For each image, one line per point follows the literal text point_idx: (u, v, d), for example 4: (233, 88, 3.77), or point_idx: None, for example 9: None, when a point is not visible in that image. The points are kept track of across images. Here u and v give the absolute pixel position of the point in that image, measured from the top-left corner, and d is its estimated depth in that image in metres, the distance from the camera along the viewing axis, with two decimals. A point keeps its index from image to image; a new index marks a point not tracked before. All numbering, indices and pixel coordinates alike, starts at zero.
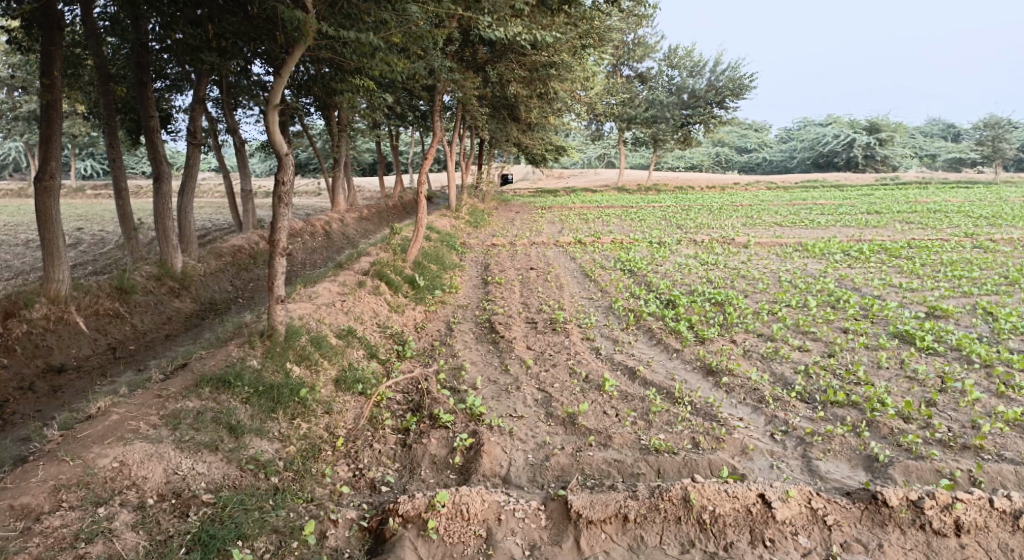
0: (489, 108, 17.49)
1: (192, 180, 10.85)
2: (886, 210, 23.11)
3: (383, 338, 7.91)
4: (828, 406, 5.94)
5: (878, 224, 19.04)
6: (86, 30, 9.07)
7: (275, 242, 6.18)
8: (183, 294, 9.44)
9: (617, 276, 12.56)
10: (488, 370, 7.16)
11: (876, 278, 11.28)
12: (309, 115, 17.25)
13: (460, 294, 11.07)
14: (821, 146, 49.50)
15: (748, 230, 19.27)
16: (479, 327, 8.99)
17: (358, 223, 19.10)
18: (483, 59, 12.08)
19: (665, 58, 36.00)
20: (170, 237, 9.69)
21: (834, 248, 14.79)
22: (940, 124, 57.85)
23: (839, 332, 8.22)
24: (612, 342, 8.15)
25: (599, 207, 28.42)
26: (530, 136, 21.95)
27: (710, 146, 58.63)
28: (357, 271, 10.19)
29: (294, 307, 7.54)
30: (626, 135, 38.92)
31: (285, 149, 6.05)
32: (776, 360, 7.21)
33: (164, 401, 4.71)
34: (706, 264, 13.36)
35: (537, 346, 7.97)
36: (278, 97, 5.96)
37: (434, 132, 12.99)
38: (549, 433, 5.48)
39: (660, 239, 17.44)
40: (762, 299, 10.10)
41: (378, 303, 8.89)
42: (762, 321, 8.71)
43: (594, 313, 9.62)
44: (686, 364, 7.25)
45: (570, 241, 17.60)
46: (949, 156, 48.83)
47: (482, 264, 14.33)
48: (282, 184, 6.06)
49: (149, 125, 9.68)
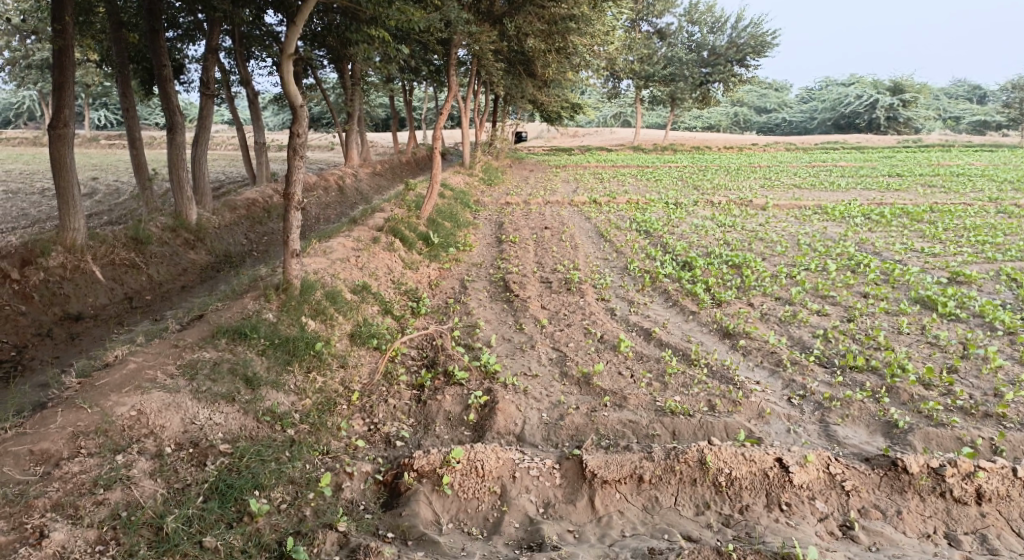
0: (504, 63, 17.02)
1: (206, 131, 10.70)
2: (907, 174, 22.49)
3: (397, 295, 7.87)
4: (847, 371, 5.84)
5: (899, 188, 18.57)
6: None
7: (290, 195, 6.08)
8: (198, 246, 9.43)
9: (632, 236, 12.38)
10: (502, 328, 7.11)
11: (897, 243, 11.02)
12: (322, 67, 16.90)
13: (473, 252, 10.98)
14: (844, 107, 48.07)
15: (765, 193, 18.88)
16: (493, 286, 8.92)
17: (371, 178, 18.92)
18: (500, 10, 11.68)
19: (687, 13, 34.76)
20: (185, 188, 9.61)
21: (854, 212, 14.47)
22: (968, 86, 55.91)
23: (858, 296, 8.07)
24: (627, 304, 8.06)
25: (614, 166, 27.97)
26: (546, 92, 21.46)
27: (729, 106, 57.21)
28: (371, 226, 10.11)
29: (309, 262, 7.51)
30: (643, 92, 37.98)
31: (299, 99, 5.88)
32: (794, 324, 7.09)
33: (181, 351, 4.71)
34: (723, 227, 13.12)
35: (552, 306, 7.90)
36: (293, 45, 5.76)
37: (449, 86, 12.67)
38: (564, 393, 5.46)
39: (676, 200, 17.16)
40: (780, 262, 9.92)
41: (392, 259, 8.83)
42: (780, 284, 8.56)
43: (609, 273, 9.52)
44: (702, 326, 7.17)
45: (584, 200, 17.37)
46: (976, 119, 47.31)
47: (496, 222, 14.18)
48: (297, 135, 5.92)
49: (162, 74, 9.49)
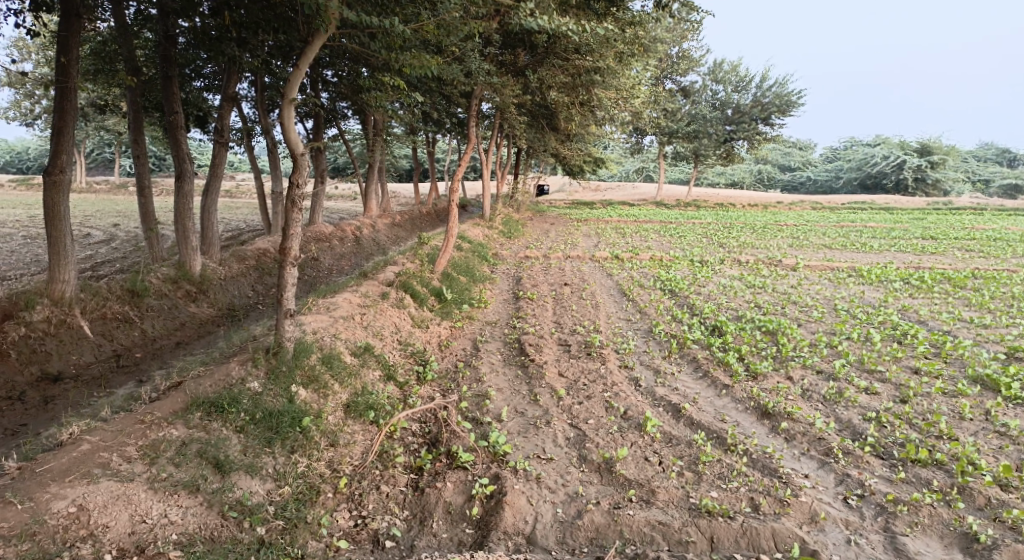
0: (527, 116, 16.97)
1: (218, 179, 10.50)
2: (941, 236, 21.71)
3: (403, 358, 7.33)
4: (908, 464, 5.03)
5: (935, 251, 17.77)
6: (115, 24, 8.82)
7: (287, 251, 5.64)
8: (200, 298, 9.11)
9: (657, 296, 11.76)
10: (515, 400, 6.48)
11: (944, 312, 10.21)
12: (345, 118, 16.95)
13: (488, 309, 10.44)
14: (870, 166, 47.56)
15: (795, 252, 18.18)
16: (508, 348, 8.32)
17: (389, 229, 18.69)
18: (524, 61, 11.59)
19: (710, 71, 34.99)
20: (190, 238, 9.35)
21: (892, 275, 13.70)
22: (996, 148, 55.09)
23: (909, 372, 7.27)
24: (653, 373, 7.39)
25: (636, 221, 27.60)
26: (569, 147, 21.27)
27: (752, 163, 57.12)
28: (381, 281, 9.65)
29: (309, 320, 7.05)
30: (666, 149, 37.96)
31: (301, 149, 5.51)
32: (840, 404, 6.33)
33: (147, 428, 4.28)
34: (753, 288, 12.43)
35: (570, 373, 7.26)
36: (295, 91, 5.43)
37: (468, 138, 12.34)
38: (582, 482, 4.78)
39: (701, 258, 16.57)
40: (818, 329, 9.19)
41: (401, 318, 8.32)
42: (822, 355, 7.83)
43: (632, 338, 8.86)
44: (738, 403, 6.44)
45: (606, 256, 16.86)
46: (1006, 182, 46.42)
47: (514, 277, 13.71)
48: (296, 186, 5.53)
49: (174, 122, 9.35)
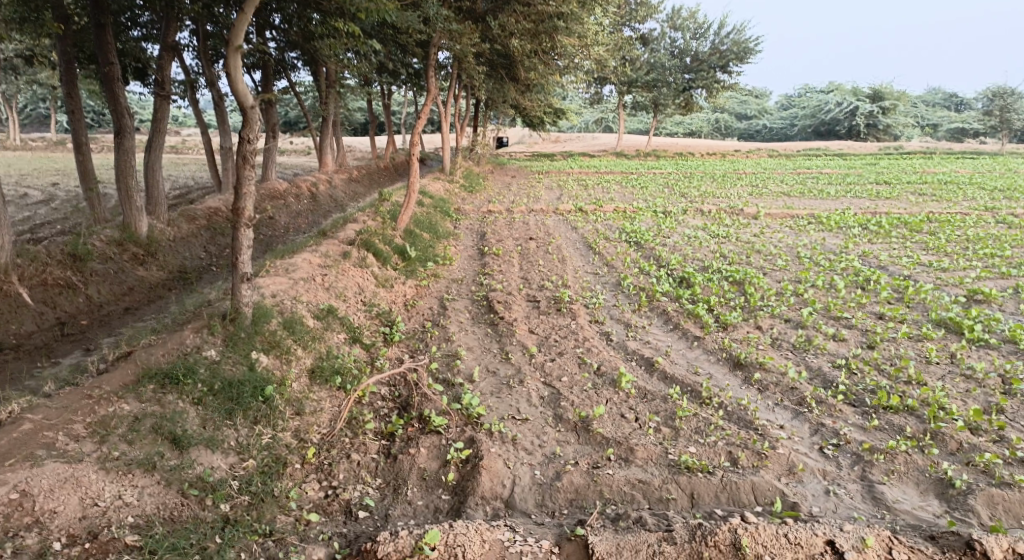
0: (485, 65, 16.36)
1: (162, 135, 9.75)
2: (894, 181, 22.15)
3: (368, 319, 7.04)
4: (880, 411, 5.12)
5: (890, 196, 18.12)
6: None
7: (240, 211, 5.21)
8: (149, 261, 8.55)
9: (623, 248, 11.65)
10: (487, 359, 6.32)
11: (902, 256, 10.39)
12: (295, 69, 15.97)
13: (454, 266, 10.17)
14: (824, 114, 48.16)
15: (755, 201, 18.30)
16: (476, 306, 8.11)
17: (346, 185, 18.01)
18: (482, 7, 11.04)
19: (670, 18, 34.36)
20: (134, 198, 8.70)
21: (850, 221, 13.91)
22: (943, 94, 56.34)
23: (874, 318, 7.38)
24: (624, 327, 7.31)
25: (599, 172, 27.37)
26: (530, 97, 20.69)
27: (711, 112, 57.15)
28: (341, 239, 9.24)
29: (266, 282, 6.67)
30: (626, 98, 37.48)
31: (250, 100, 5.01)
32: (810, 352, 6.38)
33: (96, 404, 3.93)
34: (716, 237, 12.44)
35: (541, 330, 7.12)
36: (241, 36, 4.87)
37: (428, 89, 11.74)
38: (559, 442, 4.69)
39: (664, 208, 16.53)
40: (783, 278, 9.25)
41: (364, 278, 7.99)
42: (788, 303, 7.88)
43: (602, 292, 8.75)
44: (710, 355, 6.42)
45: (570, 208, 16.66)
46: (952, 127, 47.65)
47: (478, 232, 13.40)
48: (247, 142, 5.07)
49: (109, 73, 8.54)
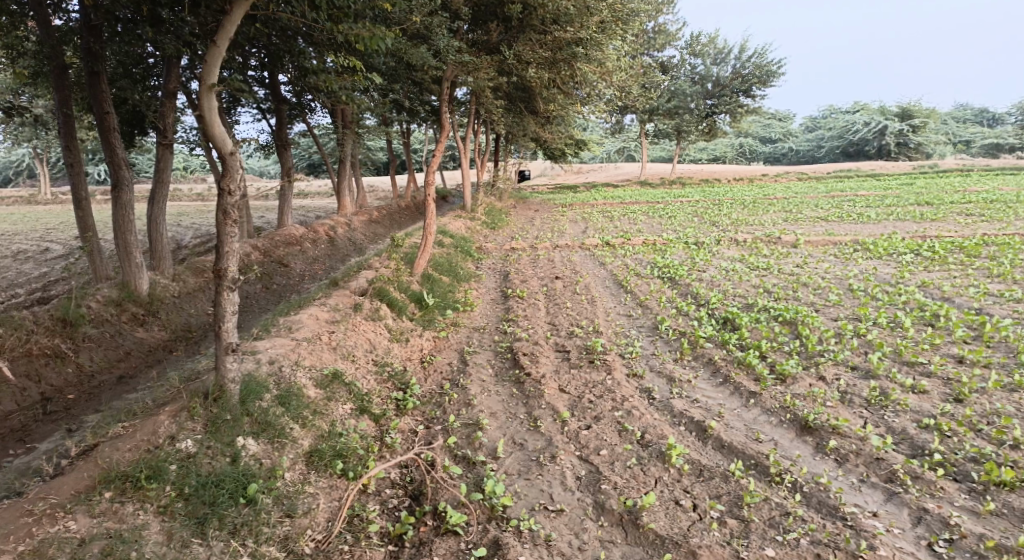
0: (502, 100, 15.98)
1: (164, 185, 9.35)
2: (937, 201, 20.91)
3: (379, 382, 6.35)
4: (992, 490, 4.14)
5: (937, 218, 16.95)
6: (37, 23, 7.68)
7: (222, 271, 4.58)
8: (150, 320, 8.07)
9: (656, 286, 10.81)
10: (511, 428, 5.55)
11: (968, 286, 9.21)
12: (311, 112, 15.67)
13: (475, 312, 9.44)
14: (852, 133, 46.83)
15: (792, 227, 17.34)
16: (499, 360, 7.33)
17: (366, 227, 17.57)
18: (496, 37, 10.67)
19: (688, 45, 33.94)
20: (133, 254, 8.24)
21: (900, 247, 12.84)
22: (974, 109, 54.71)
23: (955, 362, 6.34)
24: (667, 381, 6.45)
25: (623, 203, 26.66)
26: (550, 129, 20.18)
27: (734, 137, 56.37)
28: (353, 289, 8.63)
29: (266, 345, 6.08)
30: (647, 127, 36.97)
31: (230, 146, 4.42)
32: (888, 410, 5.42)
33: (35, 524, 3.53)
34: (756, 270, 11.52)
35: (573, 389, 6.29)
36: (215, 74, 4.30)
37: (442, 128, 10.93)
38: (603, 543, 3.93)
39: (696, 239, 15.67)
40: (839, 315, 8.25)
41: (376, 333, 7.32)
42: (852, 347, 6.87)
43: (637, 338, 7.90)
44: (770, 415, 5.53)
45: (596, 242, 15.92)
46: (988, 141, 45.81)
47: (500, 272, 12.71)
48: (228, 193, 4.48)
49: (105, 123, 8.15)
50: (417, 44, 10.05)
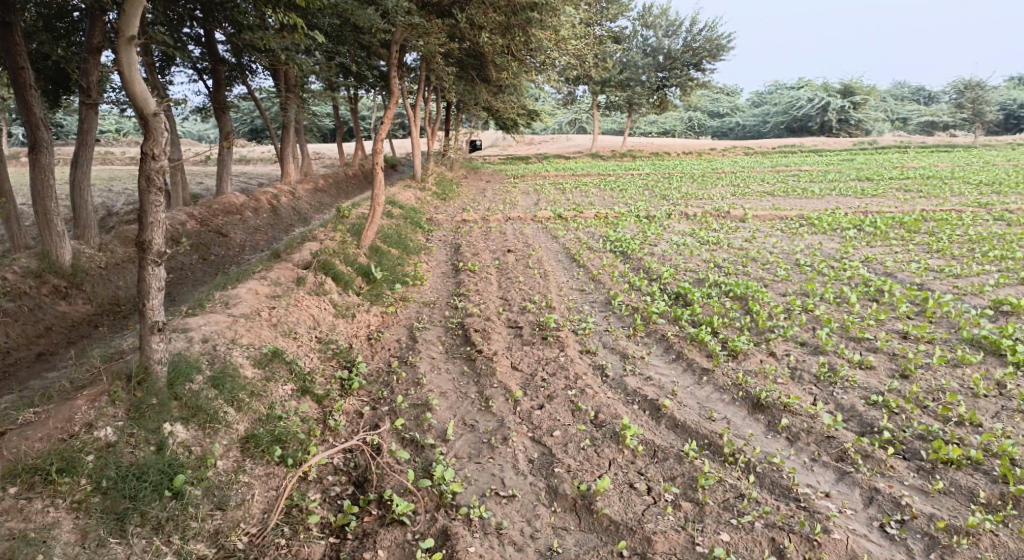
0: (454, 65, 15.44)
1: (89, 148, 8.54)
2: (876, 178, 21.58)
3: (323, 361, 6.01)
4: (940, 468, 4.26)
5: (876, 194, 17.48)
6: None
7: (146, 245, 4.10)
8: (73, 293, 7.41)
9: (609, 260, 10.73)
10: (462, 408, 5.34)
11: (908, 261, 9.47)
12: (254, 73, 14.73)
13: (424, 286, 9.13)
14: (797, 110, 47.97)
15: (739, 201, 17.58)
16: (450, 336, 7.08)
17: (311, 195, 16.83)
18: (448, 1, 10.16)
19: (641, 16, 33.77)
20: (54, 222, 7.49)
21: (843, 222, 13.15)
22: (910, 88, 56.84)
23: (899, 338, 6.47)
24: (620, 359, 6.36)
25: (575, 175, 26.53)
26: (502, 98, 19.71)
27: (684, 111, 56.93)
28: (295, 261, 8.16)
29: (198, 321, 5.63)
30: (599, 98, 36.78)
31: (153, 106, 3.91)
32: (837, 386, 5.48)
33: None
34: (707, 244, 11.59)
35: (526, 367, 6.12)
36: (135, 24, 3.76)
37: (393, 93, 10.39)
38: (556, 530, 3.82)
39: (647, 212, 15.68)
40: (787, 289, 8.32)
41: (320, 308, 6.93)
42: (800, 323, 6.90)
43: (590, 313, 7.79)
44: (723, 392, 5.51)
45: (548, 215, 15.74)
46: (922, 121, 47.67)
47: (452, 245, 12.38)
48: (152, 158, 3.99)
49: (20, 79, 7.29)
50: (364, 4, 9.59)
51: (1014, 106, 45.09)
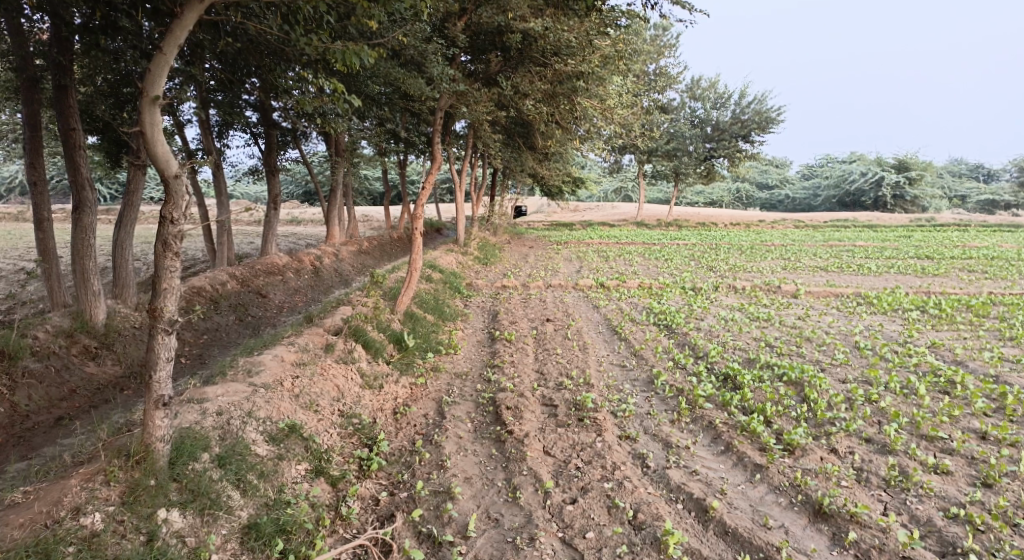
0: (500, 134, 15.67)
1: (134, 209, 8.78)
2: (938, 256, 20.55)
3: (343, 437, 5.70)
4: None
5: (940, 273, 16.53)
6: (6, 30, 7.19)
7: (157, 311, 3.96)
8: (103, 354, 7.40)
9: (652, 334, 10.23)
10: (487, 498, 4.90)
11: (983, 349, 8.66)
12: (305, 138, 15.25)
13: (457, 355, 8.82)
14: (849, 183, 47.10)
15: (791, 276, 16.90)
16: (480, 413, 6.66)
17: (354, 257, 17.00)
18: (496, 67, 10.07)
19: (688, 89, 34.20)
20: (91, 280, 7.60)
21: (905, 302, 12.35)
22: (968, 165, 55.37)
23: (982, 439, 5.72)
24: (662, 447, 5.81)
25: (619, 243, 26.27)
26: (547, 166, 19.87)
27: (731, 181, 56.70)
28: (326, 326, 7.99)
29: (217, 389, 5.45)
30: (645, 168, 36.95)
31: (174, 168, 3.87)
32: (911, 494, 4.80)
33: None
34: (757, 321, 10.98)
35: (559, 452, 5.63)
36: (160, 84, 3.76)
37: (436, 160, 10.42)
38: None
39: (693, 284, 15.18)
40: (848, 374, 7.63)
41: (346, 378, 6.66)
42: (865, 415, 6.21)
43: (630, 393, 7.27)
44: (778, 494, 4.90)
45: (590, 283, 15.40)
46: (983, 198, 46.05)
47: (489, 312, 12.12)
48: (170, 222, 3.91)
49: (71, 141, 7.58)
50: (412, 72, 9.82)
51: None
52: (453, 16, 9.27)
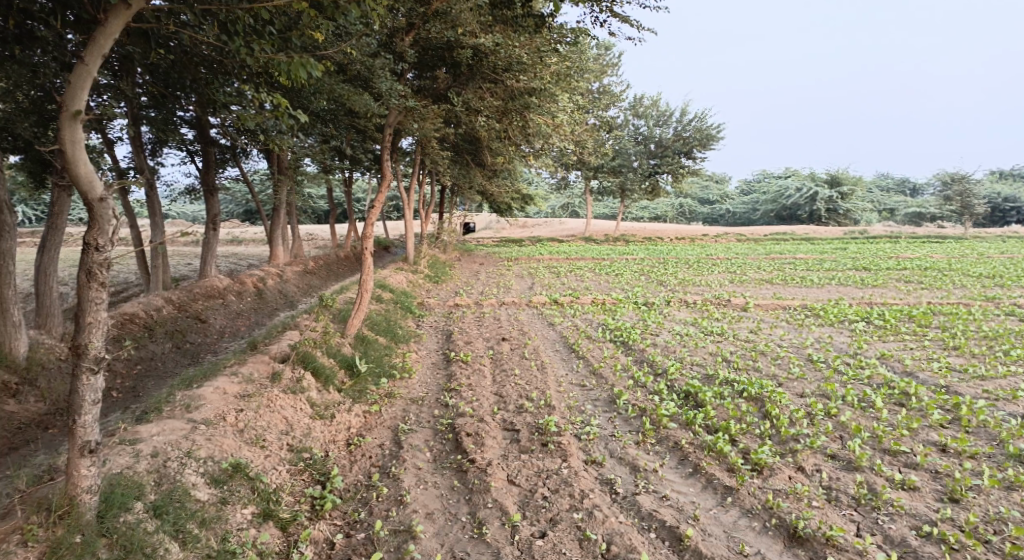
0: (450, 150, 15.44)
1: (59, 232, 8.08)
2: (874, 267, 21.47)
3: (293, 474, 5.29)
4: None
5: (877, 284, 17.21)
6: None
7: (80, 348, 3.53)
8: (24, 391, 6.69)
9: (609, 351, 10.13)
10: (452, 535, 4.61)
11: (928, 359, 8.92)
12: (246, 156, 14.63)
13: (412, 379, 8.45)
14: (785, 199, 49.07)
15: (739, 289, 17.26)
16: (439, 441, 6.33)
17: (299, 277, 16.35)
18: (444, 83, 10.00)
19: (632, 107, 34.99)
20: (10, 312, 6.90)
21: (849, 313, 12.72)
22: (894, 180, 58.67)
23: (940, 452, 5.80)
24: (630, 471, 5.65)
25: (569, 259, 26.36)
26: (497, 182, 19.75)
27: (675, 197, 58.22)
28: (271, 353, 7.51)
29: (152, 428, 4.97)
30: (592, 184, 37.43)
31: (100, 190, 3.47)
32: (882, 513, 4.79)
33: None
34: (711, 336, 11.06)
35: (524, 481, 5.37)
36: (82, 99, 3.38)
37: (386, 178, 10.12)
38: None
39: (645, 299, 15.28)
40: (805, 388, 7.70)
41: (295, 408, 6.23)
42: (827, 431, 6.22)
43: (593, 414, 7.09)
44: (751, 517, 4.81)
45: (544, 300, 15.28)
46: (910, 211, 48.74)
47: (444, 332, 11.78)
48: (94, 249, 3.49)
49: None
50: (359, 88, 9.57)
51: (998, 200, 46.33)
52: (402, 31, 9.00)
